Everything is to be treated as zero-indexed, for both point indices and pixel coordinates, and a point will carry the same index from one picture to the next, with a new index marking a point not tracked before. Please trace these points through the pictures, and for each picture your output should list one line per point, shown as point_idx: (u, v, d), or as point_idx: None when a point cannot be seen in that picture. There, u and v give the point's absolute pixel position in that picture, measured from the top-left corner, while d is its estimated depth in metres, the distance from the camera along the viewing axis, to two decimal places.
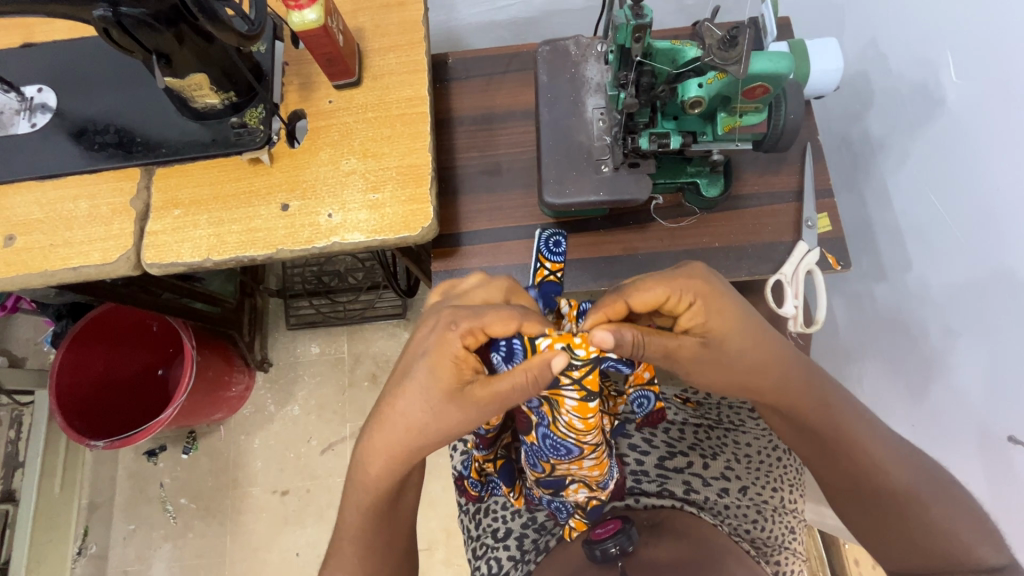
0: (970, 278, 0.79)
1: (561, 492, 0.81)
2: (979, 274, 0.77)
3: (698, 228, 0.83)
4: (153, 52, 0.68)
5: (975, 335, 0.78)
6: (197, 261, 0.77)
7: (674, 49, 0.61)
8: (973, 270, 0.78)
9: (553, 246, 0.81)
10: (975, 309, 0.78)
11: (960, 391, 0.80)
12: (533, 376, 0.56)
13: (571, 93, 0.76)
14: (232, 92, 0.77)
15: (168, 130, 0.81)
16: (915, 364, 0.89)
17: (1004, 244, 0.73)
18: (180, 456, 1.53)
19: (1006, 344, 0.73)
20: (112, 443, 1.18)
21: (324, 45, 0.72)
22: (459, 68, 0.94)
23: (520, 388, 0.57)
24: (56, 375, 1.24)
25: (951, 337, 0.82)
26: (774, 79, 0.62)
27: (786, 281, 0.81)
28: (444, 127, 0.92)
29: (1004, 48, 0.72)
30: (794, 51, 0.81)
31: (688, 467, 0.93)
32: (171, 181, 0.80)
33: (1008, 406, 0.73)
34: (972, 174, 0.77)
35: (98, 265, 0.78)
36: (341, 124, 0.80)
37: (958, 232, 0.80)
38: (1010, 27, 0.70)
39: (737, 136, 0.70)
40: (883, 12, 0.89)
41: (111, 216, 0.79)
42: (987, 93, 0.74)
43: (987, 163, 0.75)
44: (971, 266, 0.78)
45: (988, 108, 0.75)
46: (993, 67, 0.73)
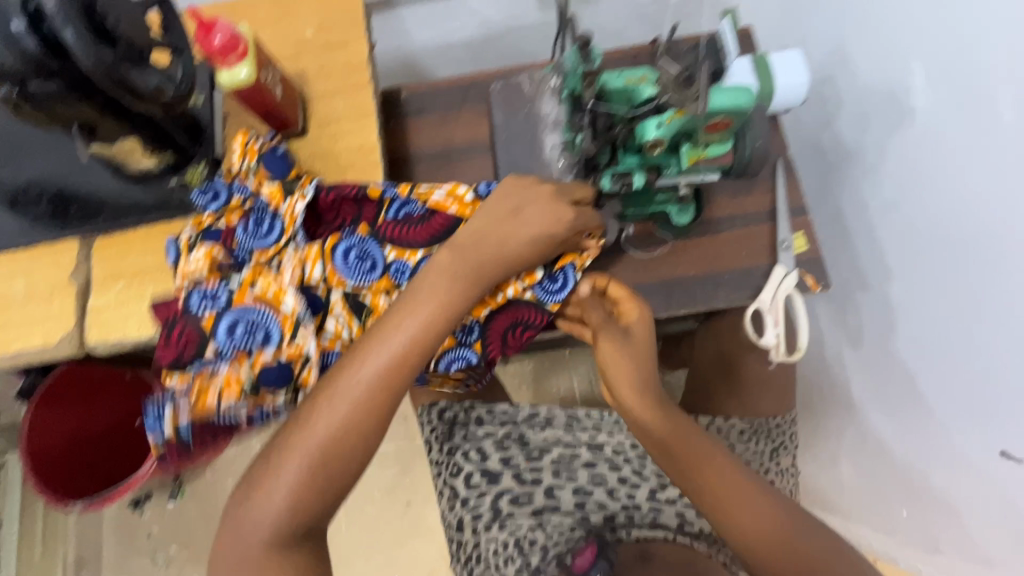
0: (944, 292, 0.78)
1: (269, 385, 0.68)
2: (952, 285, 0.77)
3: (672, 256, 0.80)
4: (74, 124, 0.63)
5: (987, 350, 0.73)
6: (145, 336, 0.73)
7: (628, 88, 0.60)
8: (970, 285, 0.74)
9: (552, 283, 0.73)
10: (947, 329, 0.78)
11: (976, 405, 0.76)
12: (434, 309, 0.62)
13: (528, 132, 0.77)
14: (169, 155, 0.74)
15: (104, 195, 0.76)
16: (895, 374, 0.88)
17: (1004, 262, 0.69)
18: (167, 503, 1.41)
19: (988, 359, 0.73)
20: (94, 504, 1.04)
21: (259, 98, 0.68)
22: (414, 102, 0.89)
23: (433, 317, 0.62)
24: (28, 438, 1.06)
25: (952, 354, 0.78)
26: (737, 113, 0.58)
27: (766, 309, 0.78)
28: (402, 166, 0.88)
29: (989, 50, 0.67)
30: (758, 68, 0.77)
31: (680, 498, 0.89)
32: (113, 251, 0.75)
33: (1011, 422, 0.71)
34: (938, 190, 0.76)
35: (40, 348, 0.73)
36: (289, 178, 0.76)
37: (931, 244, 0.79)
38: (989, 30, 0.67)
39: (703, 168, 0.67)
40: (847, 16, 0.86)
41: (50, 293, 0.74)
42: (967, 104, 0.71)
43: (959, 176, 0.73)
44: (942, 283, 0.78)
45: (954, 121, 0.73)
46: (976, 70, 0.69)
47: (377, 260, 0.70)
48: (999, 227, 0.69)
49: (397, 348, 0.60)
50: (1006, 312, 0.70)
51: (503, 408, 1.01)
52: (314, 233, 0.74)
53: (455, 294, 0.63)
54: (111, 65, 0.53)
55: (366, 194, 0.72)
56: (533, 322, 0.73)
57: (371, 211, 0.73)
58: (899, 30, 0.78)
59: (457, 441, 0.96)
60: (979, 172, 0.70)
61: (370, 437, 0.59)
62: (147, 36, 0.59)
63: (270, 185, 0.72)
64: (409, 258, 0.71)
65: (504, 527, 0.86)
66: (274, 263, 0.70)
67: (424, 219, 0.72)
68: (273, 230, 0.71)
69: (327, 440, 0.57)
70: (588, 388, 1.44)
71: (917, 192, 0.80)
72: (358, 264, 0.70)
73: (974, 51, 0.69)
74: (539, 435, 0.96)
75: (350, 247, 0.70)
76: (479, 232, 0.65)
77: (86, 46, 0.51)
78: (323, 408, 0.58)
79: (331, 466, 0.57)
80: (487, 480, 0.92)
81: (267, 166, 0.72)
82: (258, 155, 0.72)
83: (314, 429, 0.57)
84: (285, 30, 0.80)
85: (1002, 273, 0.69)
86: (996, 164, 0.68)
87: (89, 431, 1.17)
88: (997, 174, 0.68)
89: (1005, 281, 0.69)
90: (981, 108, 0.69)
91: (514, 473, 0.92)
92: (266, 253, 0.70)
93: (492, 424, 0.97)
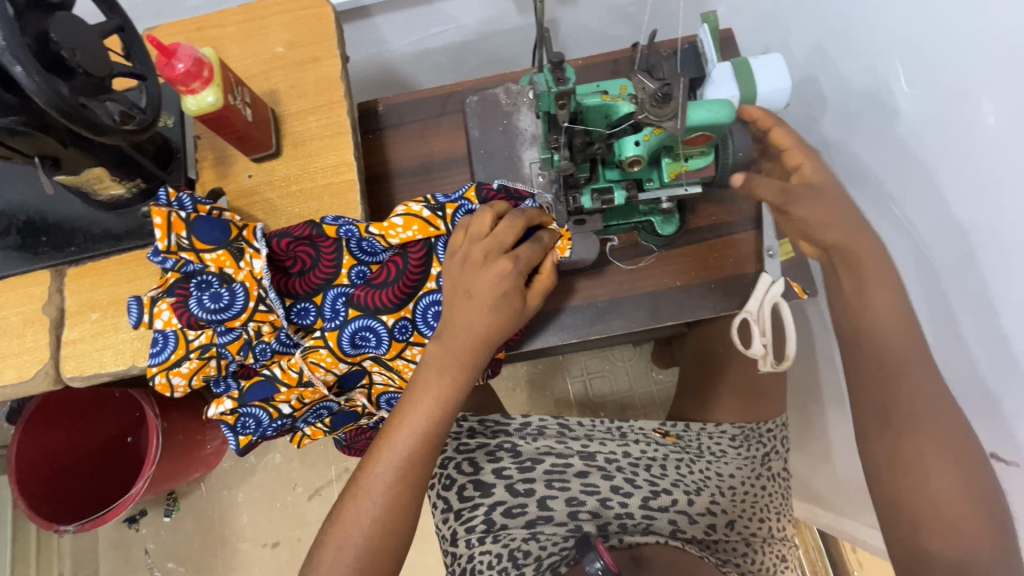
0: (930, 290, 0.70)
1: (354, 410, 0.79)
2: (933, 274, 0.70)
3: (656, 267, 0.82)
4: (36, 156, 0.60)
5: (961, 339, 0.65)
6: (121, 369, 0.71)
7: (605, 105, 0.58)
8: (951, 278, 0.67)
9: None
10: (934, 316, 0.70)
11: None
12: (449, 382, 0.62)
13: (505, 146, 0.78)
14: (140, 180, 0.71)
15: (73, 224, 0.74)
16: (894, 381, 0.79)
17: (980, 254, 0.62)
18: (162, 519, 1.39)
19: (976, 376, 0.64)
20: (83, 526, 1.01)
21: (227, 122, 0.66)
22: (392, 115, 0.87)
23: (436, 399, 0.62)
24: (14, 459, 1.02)
25: None
26: (715, 128, 0.58)
27: (753, 318, 0.80)
28: (382, 182, 0.86)
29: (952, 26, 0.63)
30: (739, 72, 0.75)
31: (673, 506, 0.85)
32: (86, 281, 0.74)
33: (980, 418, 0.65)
34: (922, 199, 0.69)
35: (16, 384, 0.71)
36: (265, 201, 0.74)
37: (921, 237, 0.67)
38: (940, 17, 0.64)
39: (684, 181, 0.67)
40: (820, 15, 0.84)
41: (23, 327, 0.72)
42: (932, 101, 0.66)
43: (943, 185, 0.65)
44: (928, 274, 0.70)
45: (939, 115, 0.65)
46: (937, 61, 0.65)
47: (382, 335, 0.70)
48: (988, 231, 0.60)
49: (404, 448, 0.61)
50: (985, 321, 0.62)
51: (495, 417, 0.96)
52: (285, 286, 0.71)
53: (449, 391, 0.62)
54: (66, 100, 0.51)
55: (320, 233, 0.68)
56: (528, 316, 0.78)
57: (330, 247, 0.70)
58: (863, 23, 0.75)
59: (449, 453, 0.91)
60: (956, 177, 0.64)
61: (385, 476, 0.61)
62: (108, 64, 0.57)
63: (214, 252, 0.66)
64: (404, 315, 0.71)
65: (497, 539, 0.84)
66: (253, 327, 0.69)
67: (396, 278, 0.70)
68: (237, 297, 0.66)
69: (365, 542, 0.59)
70: (582, 389, 1.44)
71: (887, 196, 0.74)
72: (367, 343, 0.71)
73: (945, 50, 0.64)
74: (531, 445, 0.92)
75: (351, 333, 0.70)
76: (451, 286, 0.63)
77: (37, 82, 0.49)
78: (351, 507, 0.60)
79: (376, 549, 0.59)
80: (480, 492, 0.88)
81: (202, 232, 0.66)
82: (188, 226, 0.65)
83: (349, 529, 0.59)
84: (255, 47, 0.78)
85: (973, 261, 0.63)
86: (985, 166, 0.60)
87: (78, 451, 1.15)
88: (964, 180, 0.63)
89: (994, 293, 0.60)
90: (965, 105, 0.62)
91: (507, 484, 0.88)
92: (238, 321, 0.67)
93: (483, 435, 0.93)
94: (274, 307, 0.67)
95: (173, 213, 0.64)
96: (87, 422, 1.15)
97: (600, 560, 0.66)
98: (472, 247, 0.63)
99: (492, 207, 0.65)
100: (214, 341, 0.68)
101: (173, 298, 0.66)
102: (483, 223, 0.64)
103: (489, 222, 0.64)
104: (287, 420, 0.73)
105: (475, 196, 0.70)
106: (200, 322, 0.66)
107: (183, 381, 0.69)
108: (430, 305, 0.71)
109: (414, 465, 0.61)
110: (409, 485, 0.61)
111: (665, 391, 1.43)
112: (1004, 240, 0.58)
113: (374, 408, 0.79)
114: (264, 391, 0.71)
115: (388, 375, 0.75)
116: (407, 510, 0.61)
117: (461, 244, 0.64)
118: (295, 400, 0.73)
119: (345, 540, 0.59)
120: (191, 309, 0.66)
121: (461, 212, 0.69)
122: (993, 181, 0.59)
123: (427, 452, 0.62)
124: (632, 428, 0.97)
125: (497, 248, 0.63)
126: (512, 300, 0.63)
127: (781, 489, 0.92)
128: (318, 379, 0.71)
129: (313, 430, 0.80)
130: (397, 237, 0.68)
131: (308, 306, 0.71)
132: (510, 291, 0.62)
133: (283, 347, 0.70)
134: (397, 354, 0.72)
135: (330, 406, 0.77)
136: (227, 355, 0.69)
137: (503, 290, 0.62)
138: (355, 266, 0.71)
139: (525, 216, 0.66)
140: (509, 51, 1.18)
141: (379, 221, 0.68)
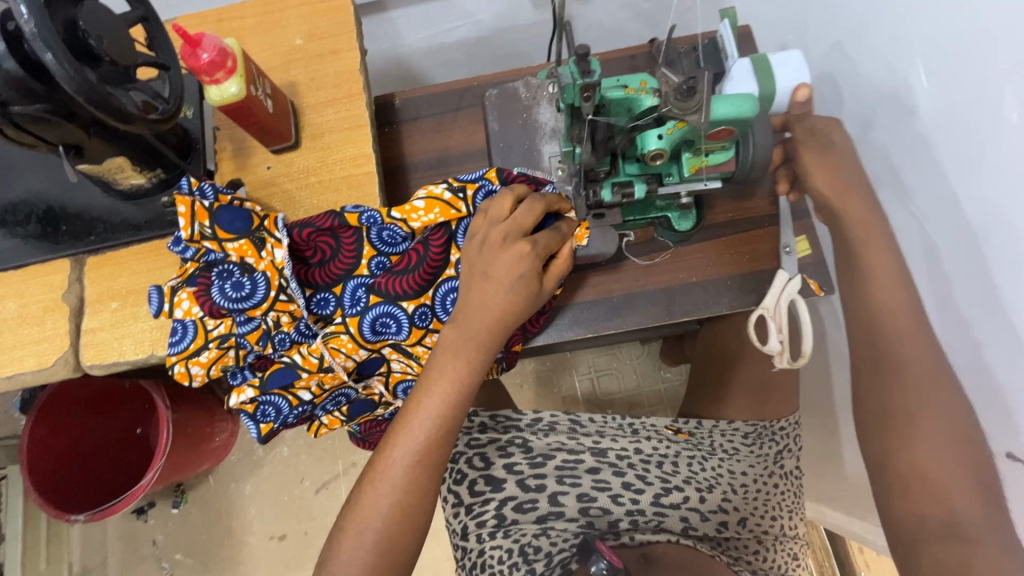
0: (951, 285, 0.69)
1: (372, 398, 0.80)
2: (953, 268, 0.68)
3: (672, 262, 0.82)
4: (60, 145, 0.61)
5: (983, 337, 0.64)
6: (140, 357, 0.72)
7: (628, 98, 0.58)
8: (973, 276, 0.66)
9: None
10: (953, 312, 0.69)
11: None
12: (470, 365, 0.62)
13: (524, 139, 0.78)
14: (161, 169, 0.71)
15: (93, 213, 0.74)
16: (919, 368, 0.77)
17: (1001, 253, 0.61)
18: (171, 510, 1.40)
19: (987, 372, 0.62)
20: (94, 515, 1.01)
21: (249, 113, 0.66)
22: (408, 109, 0.88)
23: (455, 382, 0.62)
24: (27, 449, 1.03)
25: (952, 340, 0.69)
26: (738, 122, 0.59)
27: (769, 315, 0.80)
28: (398, 175, 0.86)
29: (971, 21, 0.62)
30: (759, 67, 0.75)
31: (685, 503, 0.85)
32: (105, 270, 0.74)
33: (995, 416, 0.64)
34: (945, 199, 0.67)
35: (35, 371, 0.72)
36: (283, 192, 0.74)
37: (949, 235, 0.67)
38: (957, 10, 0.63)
39: (704, 176, 0.67)
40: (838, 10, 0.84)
41: (42, 316, 0.73)
42: (946, 97, 0.65)
43: (965, 184, 0.64)
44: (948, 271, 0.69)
45: (956, 109, 0.64)
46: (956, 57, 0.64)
47: (402, 321, 0.71)
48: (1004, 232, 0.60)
49: (422, 434, 0.61)
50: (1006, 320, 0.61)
51: (506, 413, 0.95)
52: (305, 276, 0.71)
53: (468, 377, 0.62)
54: (94, 87, 0.51)
55: (342, 222, 0.69)
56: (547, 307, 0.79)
57: (351, 238, 0.70)
58: (879, 17, 0.75)
59: (460, 448, 0.91)
60: (973, 178, 0.63)
61: (402, 460, 0.61)
62: (133, 54, 0.58)
63: (237, 241, 0.66)
64: (424, 302, 0.71)
65: (508, 534, 0.84)
66: (272, 317, 0.69)
67: (418, 264, 0.70)
68: (258, 287, 0.67)
69: (384, 525, 0.60)
70: (591, 386, 1.44)
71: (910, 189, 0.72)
72: (387, 330, 0.71)
73: (972, 52, 0.62)
74: (542, 440, 0.91)
75: (372, 320, 0.70)
76: (469, 268, 0.63)
77: (67, 70, 0.49)
78: (369, 492, 0.61)
79: (394, 532, 0.60)
80: (491, 486, 0.88)
81: (224, 221, 0.66)
82: (211, 215, 0.65)
83: (368, 513, 0.60)
84: (275, 40, 0.78)
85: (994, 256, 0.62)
86: (1010, 167, 0.58)
87: (89, 441, 1.15)
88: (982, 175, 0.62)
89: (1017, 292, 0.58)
90: (982, 99, 0.61)
91: (518, 480, 0.88)
92: (259, 311, 0.68)
93: (494, 430, 0.93)
94: (294, 297, 0.68)
95: (196, 202, 0.65)
96: (101, 411, 1.17)
97: (604, 561, 0.70)
98: (491, 229, 0.63)
99: (513, 191, 0.66)
100: (234, 330, 0.69)
101: (194, 287, 0.67)
102: (502, 205, 0.64)
103: (509, 206, 0.64)
104: (308, 406, 0.75)
105: (496, 177, 0.70)
106: (221, 311, 0.67)
107: (202, 370, 0.69)
108: (448, 291, 0.72)
109: (432, 448, 0.61)
110: (428, 473, 0.61)
111: (673, 389, 1.43)
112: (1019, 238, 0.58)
113: (391, 397, 0.79)
114: (285, 378, 0.71)
115: (408, 362, 0.75)
116: (425, 497, 0.61)
117: (481, 227, 0.64)
118: (315, 387, 0.73)
119: (364, 524, 0.60)
120: (212, 296, 0.66)
121: (481, 192, 0.69)
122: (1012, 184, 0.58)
123: (445, 434, 0.62)
124: (644, 425, 0.96)
125: (515, 231, 0.63)
126: (532, 285, 0.63)
127: (793, 487, 0.92)
128: (338, 365, 0.71)
129: (331, 419, 0.81)
130: (419, 220, 0.68)
131: (328, 297, 0.72)
132: (528, 274, 0.62)
133: (301, 337, 0.70)
134: (416, 341, 0.73)
135: (348, 391, 0.78)
136: (246, 346, 0.69)
137: (520, 272, 0.62)
138: (375, 257, 0.71)
139: (543, 201, 0.66)
140: (523, 47, 1.19)
141: (401, 205, 0.69)
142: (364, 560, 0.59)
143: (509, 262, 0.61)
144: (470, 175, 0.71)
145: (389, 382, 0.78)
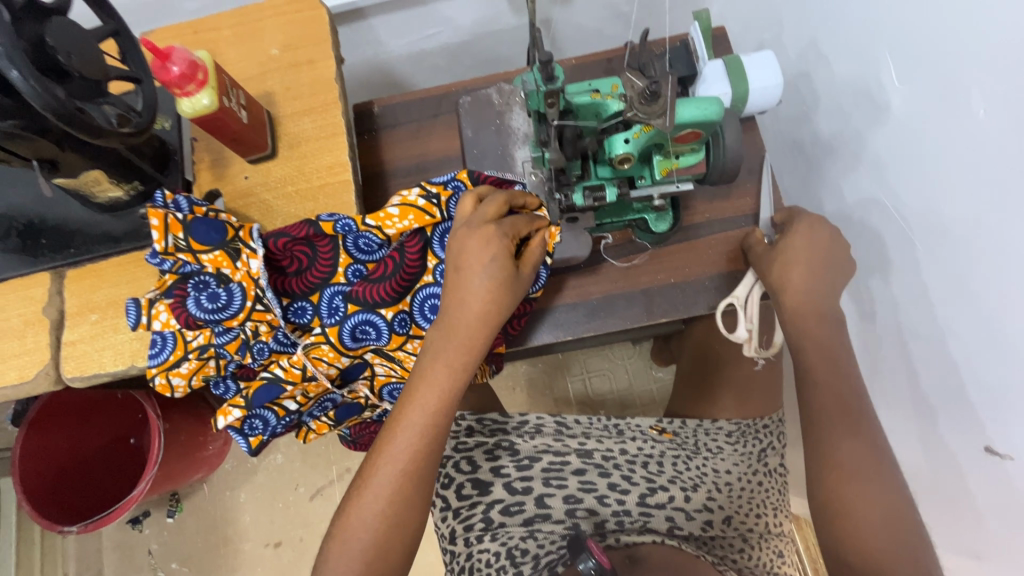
0: (939, 276, 0.66)
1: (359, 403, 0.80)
2: (940, 263, 0.66)
3: (651, 264, 0.83)
4: (33, 159, 0.61)
5: (978, 338, 0.62)
6: (121, 369, 0.72)
7: (595, 103, 0.59)
8: (950, 283, 0.65)
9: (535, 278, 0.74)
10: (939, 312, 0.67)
11: (962, 408, 0.66)
12: (454, 371, 0.63)
13: (498, 144, 0.79)
14: (137, 181, 0.71)
15: (72, 227, 0.74)
16: (900, 371, 0.75)
17: (987, 256, 0.60)
18: (165, 519, 1.40)
19: (980, 374, 0.62)
20: (87, 526, 1.01)
21: (223, 124, 0.67)
22: (387, 116, 0.88)
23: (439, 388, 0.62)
24: (18, 463, 1.03)
25: (945, 337, 0.67)
26: (705, 125, 0.59)
27: (740, 304, 0.79)
28: (377, 182, 0.87)
29: (943, 23, 0.62)
30: (730, 69, 0.76)
31: (670, 503, 0.86)
32: (85, 283, 0.74)
33: (987, 414, 0.62)
34: (937, 196, 0.65)
35: (17, 385, 0.72)
36: (260, 202, 0.75)
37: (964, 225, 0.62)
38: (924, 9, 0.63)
39: (675, 178, 0.68)
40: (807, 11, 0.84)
41: (23, 329, 0.73)
42: (927, 100, 0.65)
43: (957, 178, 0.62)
44: (945, 273, 0.65)
45: (936, 110, 0.64)
46: (937, 53, 0.63)
47: (382, 328, 0.71)
48: (977, 233, 0.61)
49: (407, 449, 0.61)
50: (992, 320, 0.60)
51: (492, 416, 0.94)
52: (282, 285, 0.72)
53: (451, 382, 0.63)
54: (63, 103, 0.52)
55: (318, 231, 0.68)
56: (526, 310, 0.79)
57: (327, 246, 0.70)
58: (843, 17, 0.76)
59: (447, 453, 0.90)
60: (951, 181, 0.63)
61: (388, 469, 0.61)
62: (103, 67, 0.58)
63: (211, 252, 0.67)
64: (403, 308, 0.72)
65: (496, 537, 0.85)
66: (250, 327, 0.69)
67: (394, 271, 0.70)
68: (234, 296, 0.67)
69: (372, 540, 0.60)
70: (582, 387, 1.44)
71: (903, 185, 0.70)
72: (368, 337, 0.72)
73: (953, 58, 0.61)
74: (529, 443, 0.91)
75: (352, 327, 0.71)
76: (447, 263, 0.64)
77: (33, 86, 0.50)
78: (355, 501, 0.61)
79: (386, 542, 0.60)
80: (478, 490, 0.87)
81: (199, 233, 0.66)
82: (184, 227, 0.66)
83: (354, 523, 0.60)
84: (251, 50, 0.79)
85: (980, 256, 0.60)
86: (988, 169, 0.58)
87: (82, 452, 1.15)
88: (981, 166, 0.59)
89: (1000, 299, 0.59)
90: (960, 99, 0.61)
91: (504, 483, 0.88)
92: (236, 320, 0.68)
93: (481, 433, 0.92)
94: (270, 306, 0.68)
95: (169, 214, 0.65)
96: (91, 423, 1.16)
97: (593, 560, 0.68)
98: (457, 228, 0.64)
99: (475, 191, 0.67)
100: (212, 341, 0.69)
101: (170, 299, 0.67)
102: (464, 206, 0.65)
103: (472, 204, 0.65)
104: (294, 416, 0.75)
105: (467, 178, 0.72)
106: (198, 322, 0.67)
107: (183, 382, 0.70)
108: (427, 297, 0.72)
109: (417, 458, 0.62)
110: (415, 484, 0.61)
111: (664, 388, 1.43)
112: (987, 241, 0.59)
113: (377, 399, 0.80)
114: (271, 394, 0.71)
115: (390, 365, 0.76)
116: (411, 506, 0.61)
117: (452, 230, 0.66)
118: (300, 396, 0.74)
119: (350, 533, 0.60)
120: (189, 308, 0.67)
121: (454, 196, 0.70)
122: (997, 191, 0.58)
123: (429, 443, 0.62)
124: (629, 425, 0.96)
125: (479, 221, 0.64)
126: (510, 280, 0.63)
127: (777, 485, 0.92)
128: (321, 373, 0.72)
129: (319, 424, 0.81)
130: (394, 227, 0.68)
131: (305, 305, 0.72)
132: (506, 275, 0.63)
133: (281, 346, 0.70)
134: (394, 346, 0.73)
135: (334, 397, 0.78)
136: (225, 355, 0.70)
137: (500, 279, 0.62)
138: (352, 265, 0.71)
139: (502, 195, 0.67)
140: (504, 51, 1.19)
141: (376, 213, 0.69)
142: (352, 568, 0.59)
143: (486, 271, 0.62)
144: (441, 178, 0.72)
145: (372, 387, 0.79)
